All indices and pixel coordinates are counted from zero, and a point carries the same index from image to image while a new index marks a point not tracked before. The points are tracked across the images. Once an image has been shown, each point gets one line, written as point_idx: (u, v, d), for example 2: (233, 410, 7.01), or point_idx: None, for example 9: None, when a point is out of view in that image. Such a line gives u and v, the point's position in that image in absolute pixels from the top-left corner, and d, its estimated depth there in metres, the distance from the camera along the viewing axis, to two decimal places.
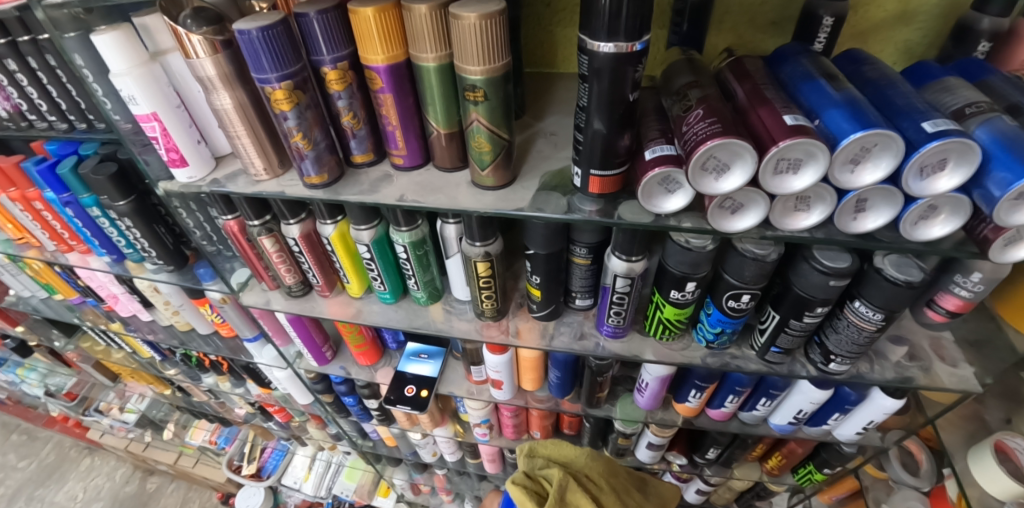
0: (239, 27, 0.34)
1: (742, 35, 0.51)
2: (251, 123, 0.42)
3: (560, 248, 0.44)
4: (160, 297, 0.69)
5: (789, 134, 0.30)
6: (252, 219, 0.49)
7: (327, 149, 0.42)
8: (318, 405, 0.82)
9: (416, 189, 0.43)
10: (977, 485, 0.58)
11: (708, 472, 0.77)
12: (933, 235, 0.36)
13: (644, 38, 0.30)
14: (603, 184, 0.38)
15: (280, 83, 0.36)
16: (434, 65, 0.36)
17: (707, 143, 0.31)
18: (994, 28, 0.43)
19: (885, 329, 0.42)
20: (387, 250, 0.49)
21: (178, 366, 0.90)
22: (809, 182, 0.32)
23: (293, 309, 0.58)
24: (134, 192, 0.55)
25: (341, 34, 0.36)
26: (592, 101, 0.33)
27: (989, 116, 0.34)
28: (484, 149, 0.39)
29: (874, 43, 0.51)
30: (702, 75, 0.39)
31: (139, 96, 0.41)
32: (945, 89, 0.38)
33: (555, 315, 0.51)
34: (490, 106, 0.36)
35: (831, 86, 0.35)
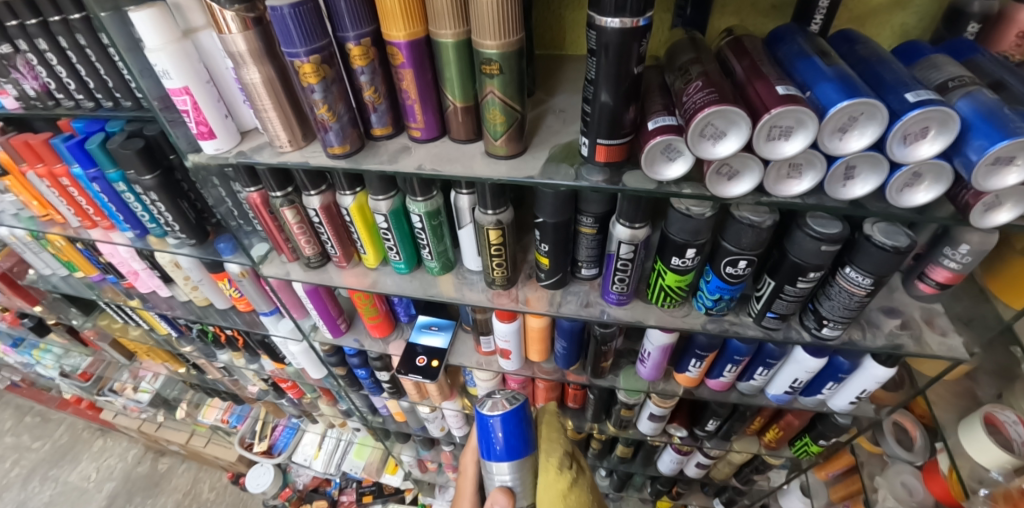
0: (272, 3, 0.36)
1: (745, 18, 0.54)
2: (278, 97, 0.44)
3: (569, 217, 0.46)
4: (180, 272, 0.72)
5: (781, 102, 0.33)
6: (275, 190, 0.51)
7: (350, 122, 0.45)
8: (330, 379, 0.85)
9: (433, 159, 0.45)
10: (968, 457, 0.61)
11: (708, 445, 0.80)
12: (917, 201, 0.39)
13: (648, 16, 0.33)
14: (608, 153, 0.40)
15: (308, 57, 0.39)
16: (452, 41, 0.39)
17: (705, 110, 0.34)
18: (983, 11, 0.46)
19: (874, 294, 0.45)
20: (403, 221, 0.52)
21: (194, 343, 0.93)
22: (800, 147, 0.35)
23: (311, 280, 0.60)
24: (160, 167, 0.57)
25: (364, 12, 0.39)
26: (599, 74, 0.36)
27: (971, 89, 0.37)
28: (497, 121, 0.41)
29: (871, 26, 0.54)
30: (704, 52, 0.42)
31: (172, 70, 0.43)
32: (933, 66, 0.41)
33: (562, 284, 0.54)
34: (505, 80, 0.39)
35: (823, 63, 0.38)
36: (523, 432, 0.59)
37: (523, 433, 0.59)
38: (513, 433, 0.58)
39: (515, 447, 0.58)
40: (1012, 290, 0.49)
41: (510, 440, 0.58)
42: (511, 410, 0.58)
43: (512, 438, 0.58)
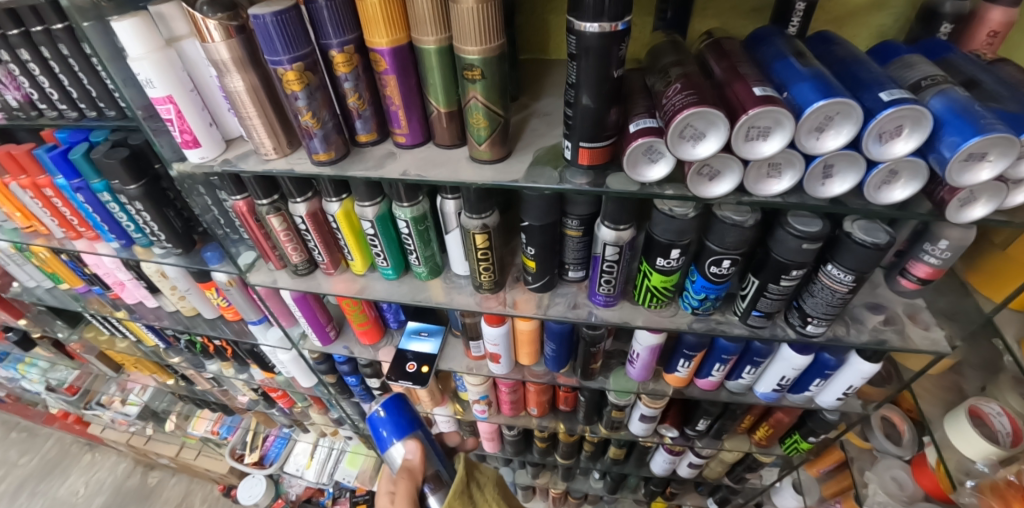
0: (254, 12, 0.37)
1: (726, 21, 0.55)
2: (262, 105, 0.45)
3: (555, 219, 0.47)
4: (167, 282, 0.71)
5: (758, 103, 0.34)
6: (261, 198, 0.51)
7: (334, 128, 0.45)
8: (320, 387, 0.84)
9: (418, 164, 0.45)
10: (954, 449, 0.62)
11: (699, 444, 0.80)
12: (894, 198, 0.40)
13: (626, 20, 0.34)
14: (592, 155, 0.41)
15: (291, 64, 0.39)
16: (434, 47, 0.39)
17: (684, 112, 0.34)
18: (955, 11, 0.47)
19: (856, 291, 0.46)
20: (389, 227, 0.52)
21: (182, 354, 0.92)
22: (778, 146, 0.35)
23: (298, 287, 0.60)
24: (145, 176, 0.57)
25: (347, 19, 0.39)
26: (581, 77, 0.37)
27: (943, 87, 0.38)
28: (481, 125, 0.41)
29: (849, 27, 0.55)
30: (685, 55, 0.42)
31: (155, 79, 0.43)
32: (907, 65, 0.42)
33: (549, 287, 0.54)
34: (487, 85, 0.39)
35: (800, 63, 0.39)
36: (405, 413, 0.67)
37: (407, 408, 0.68)
38: (394, 420, 0.66)
39: (400, 425, 0.66)
40: (993, 284, 0.51)
41: (391, 426, 0.65)
42: (391, 397, 0.67)
43: (395, 421, 0.66)
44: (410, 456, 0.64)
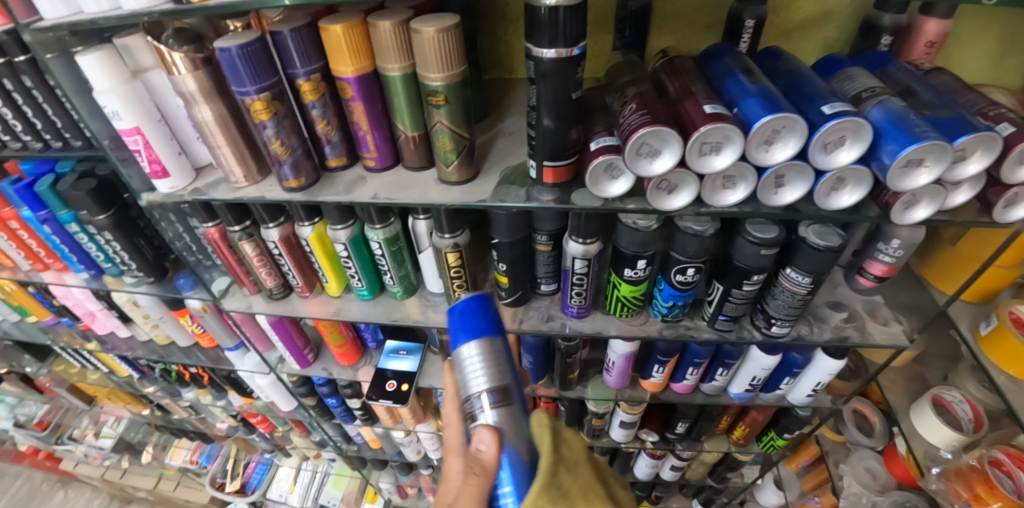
0: (220, 45, 0.37)
1: (682, 38, 0.57)
2: (231, 134, 0.45)
3: (524, 235, 0.48)
4: (139, 311, 0.70)
5: (709, 120, 0.36)
6: (233, 224, 0.52)
7: (304, 155, 0.46)
8: (300, 410, 0.83)
9: (388, 188, 0.46)
10: (921, 438, 0.65)
11: (679, 447, 0.81)
12: (843, 203, 0.43)
13: (581, 45, 0.36)
14: (556, 174, 0.42)
15: (259, 94, 0.40)
16: (399, 74, 0.40)
17: (639, 131, 0.36)
18: (893, 24, 0.51)
19: (815, 292, 0.48)
20: (363, 248, 0.53)
21: (157, 383, 0.90)
22: (729, 160, 0.37)
23: (274, 311, 0.60)
24: (114, 205, 0.56)
25: (313, 49, 0.40)
26: (541, 100, 0.38)
27: (881, 98, 0.41)
28: (447, 148, 0.43)
29: (798, 40, 0.59)
30: (640, 74, 0.45)
31: (122, 112, 0.44)
32: (848, 78, 0.45)
33: (523, 301, 0.55)
34: (451, 109, 0.40)
35: (748, 80, 0.41)
36: (487, 312, 0.43)
37: (490, 319, 0.43)
38: (467, 330, 0.42)
39: (475, 329, 0.42)
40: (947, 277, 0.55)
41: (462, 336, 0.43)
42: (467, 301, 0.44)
43: (472, 324, 0.42)
44: (483, 449, 0.38)
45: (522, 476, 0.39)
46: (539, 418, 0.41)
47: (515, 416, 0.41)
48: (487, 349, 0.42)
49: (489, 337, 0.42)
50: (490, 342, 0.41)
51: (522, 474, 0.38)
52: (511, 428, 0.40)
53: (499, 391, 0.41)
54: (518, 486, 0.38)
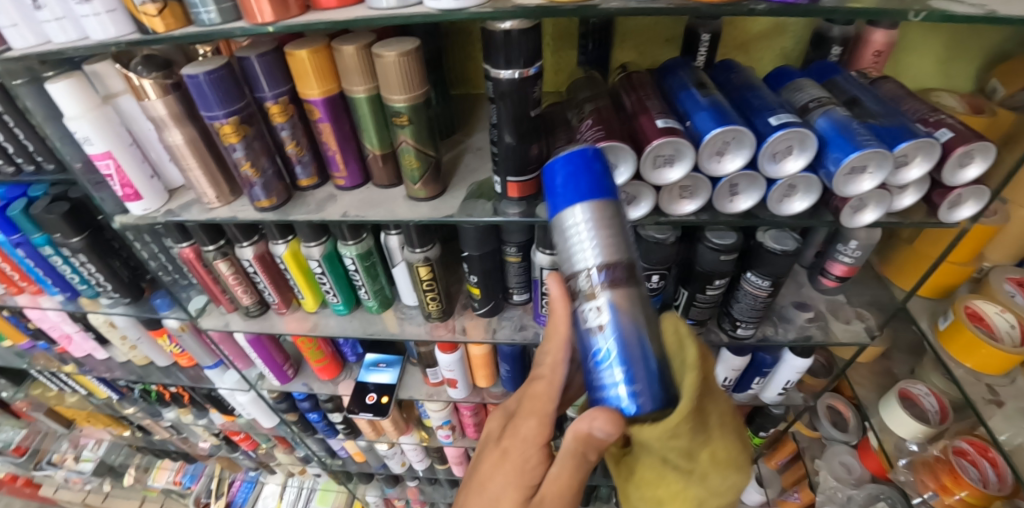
0: (188, 72, 0.39)
1: (644, 52, 0.59)
2: (202, 157, 0.46)
3: (493, 247, 0.49)
4: (116, 332, 0.70)
5: (660, 134, 0.37)
6: (207, 244, 0.52)
7: (274, 176, 0.47)
8: (283, 426, 0.83)
9: (358, 205, 0.47)
10: (890, 431, 0.67)
11: None
12: (796, 209, 0.45)
13: (537, 64, 0.37)
14: (520, 188, 0.44)
15: (228, 118, 0.41)
16: (365, 96, 0.42)
17: (594, 146, 0.37)
18: (843, 34, 0.53)
19: (776, 293, 0.50)
20: (337, 264, 0.53)
21: (137, 404, 0.89)
22: (682, 172, 0.39)
23: (252, 328, 0.61)
24: (88, 228, 0.57)
25: (280, 73, 0.41)
26: (501, 118, 0.40)
27: (827, 108, 0.43)
28: (413, 167, 0.44)
29: (755, 51, 0.61)
30: (599, 90, 0.46)
31: (93, 137, 0.44)
32: (798, 88, 0.47)
33: (496, 311, 0.56)
34: (416, 129, 0.42)
35: (701, 93, 0.43)
36: (599, 173, 0.32)
37: (602, 179, 0.31)
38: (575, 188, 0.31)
39: (591, 186, 0.31)
40: (906, 273, 0.57)
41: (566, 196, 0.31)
42: (576, 152, 0.32)
43: (583, 182, 0.31)
44: (598, 434, 0.30)
45: (646, 387, 0.30)
46: (674, 323, 0.32)
47: (636, 300, 0.31)
48: (598, 215, 0.30)
49: (601, 200, 0.31)
50: (605, 209, 0.30)
51: (651, 385, 0.30)
52: (632, 315, 0.30)
53: (617, 267, 0.30)
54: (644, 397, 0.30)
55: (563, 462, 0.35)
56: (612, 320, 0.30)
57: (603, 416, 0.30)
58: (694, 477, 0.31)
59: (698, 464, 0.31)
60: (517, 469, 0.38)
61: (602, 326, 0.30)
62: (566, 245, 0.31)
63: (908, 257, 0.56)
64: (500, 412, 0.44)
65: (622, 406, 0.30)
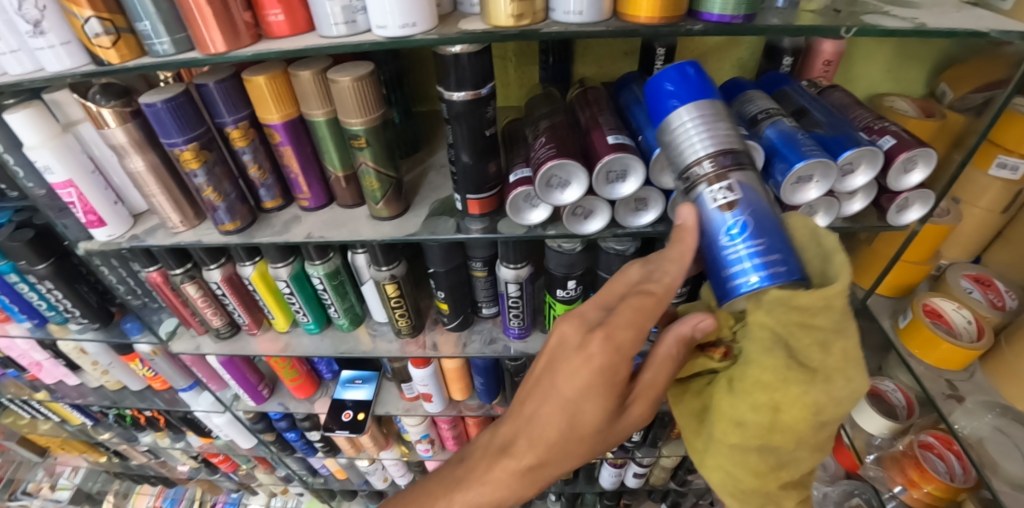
0: (145, 100, 0.39)
1: (604, 65, 0.61)
2: (165, 182, 0.46)
3: (458, 263, 0.50)
4: (86, 358, 0.69)
5: (611, 150, 0.38)
6: (174, 267, 0.52)
7: (238, 199, 0.47)
8: (262, 447, 0.82)
9: (322, 226, 0.48)
10: (858, 429, 0.69)
11: (639, 454, 0.84)
12: None
13: (489, 85, 0.38)
14: (481, 205, 0.44)
15: (187, 145, 0.42)
16: (324, 119, 0.42)
17: (546, 163, 0.38)
18: (793, 46, 0.55)
19: None
20: (305, 284, 0.54)
21: (112, 429, 0.87)
22: (634, 187, 0.40)
23: (223, 350, 0.61)
24: (54, 254, 0.57)
25: (238, 98, 0.42)
26: (457, 138, 0.40)
27: (775, 119, 0.44)
28: (374, 187, 0.45)
29: (713, 62, 0.63)
30: (555, 107, 0.47)
31: (54, 165, 0.44)
32: (748, 100, 0.48)
33: (466, 325, 0.57)
34: (375, 150, 0.42)
35: (652, 108, 0.44)
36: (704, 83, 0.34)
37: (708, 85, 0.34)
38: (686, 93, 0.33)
39: (697, 89, 0.33)
40: (864, 271, 0.60)
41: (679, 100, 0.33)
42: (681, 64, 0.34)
43: (691, 88, 0.33)
44: (697, 334, 0.35)
45: (779, 259, 0.31)
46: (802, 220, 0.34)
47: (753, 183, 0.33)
48: (704, 112, 0.33)
49: (706, 100, 0.33)
50: (710, 106, 0.32)
51: (782, 257, 0.31)
52: (755, 195, 0.32)
53: (728, 155, 0.32)
54: (775, 270, 0.31)
55: (665, 344, 0.36)
56: (740, 199, 0.32)
57: (709, 319, 0.35)
58: (818, 380, 0.32)
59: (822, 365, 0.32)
60: (607, 363, 0.36)
61: (726, 210, 0.32)
62: (676, 145, 0.33)
63: (868, 256, 0.59)
64: (574, 316, 0.38)
65: (746, 282, 0.31)
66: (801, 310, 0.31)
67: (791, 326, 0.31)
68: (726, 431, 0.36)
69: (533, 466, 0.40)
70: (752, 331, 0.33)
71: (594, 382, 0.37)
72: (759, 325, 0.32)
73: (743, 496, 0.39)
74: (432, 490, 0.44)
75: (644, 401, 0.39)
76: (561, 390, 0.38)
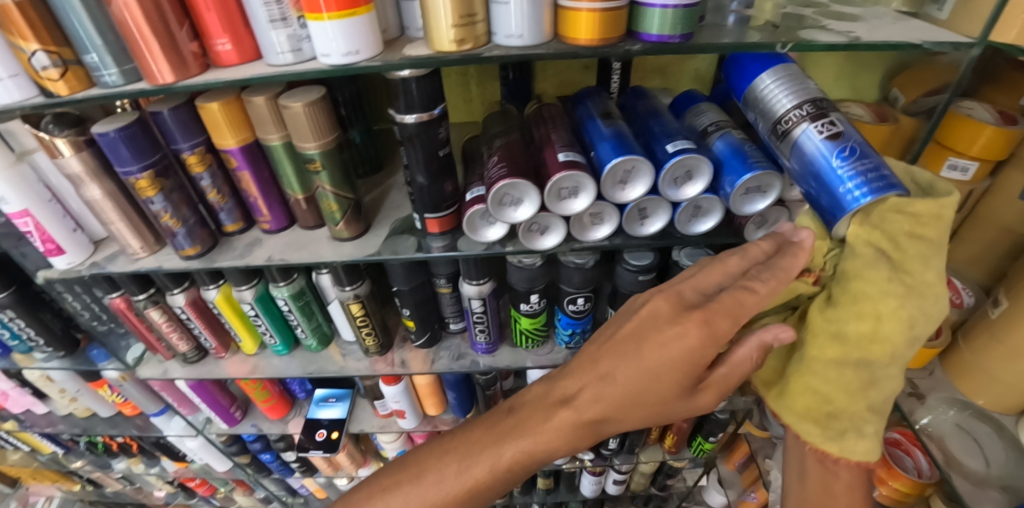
0: (98, 130, 0.39)
1: (565, 79, 0.62)
2: (123, 209, 0.46)
3: (422, 280, 0.50)
4: (53, 386, 0.68)
5: (562, 168, 0.39)
6: (137, 293, 0.52)
7: (197, 223, 0.47)
8: (238, 469, 0.81)
9: (283, 248, 0.48)
10: None
11: (617, 462, 0.84)
12: (703, 229, 0.47)
13: (440, 107, 0.39)
14: (440, 224, 0.45)
15: (142, 173, 0.42)
16: (280, 143, 0.43)
17: (498, 183, 0.39)
18: None
19: None
20: (271, 305, 0.54)
21: (84, 457, 0.86)
22: (586, 203, 0.41)
23: (192, 375, 0.61)
24: (15, 282, 0.55)
25: (193, 125, 0.42)
26: (411, 160, 0.41)
27: (724, 131, 0.45)
28: (333, 209, 0.45)
29: (672, 73, 0.64)
30: (511, 125, 0.48)
31: (9, 195, 0.44)
32: (699, 112, 0.49)
33: (434, 341, 0.57)
34: (331, 173, 0.43)
35: (604, 123, 0.44)
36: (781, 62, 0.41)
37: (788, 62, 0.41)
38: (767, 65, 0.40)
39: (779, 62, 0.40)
40: None
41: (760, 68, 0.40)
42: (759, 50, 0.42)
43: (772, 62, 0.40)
44: (778, 340, 0.36)
45: (882, 175, 0.34)
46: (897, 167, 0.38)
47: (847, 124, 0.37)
48: (786, 74, 0.39)
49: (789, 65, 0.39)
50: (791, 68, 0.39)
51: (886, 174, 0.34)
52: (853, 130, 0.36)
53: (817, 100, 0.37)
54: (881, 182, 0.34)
55: (747, 348, 0.36)
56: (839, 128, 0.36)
57: (791, 332, 0.35)
58: (914, 294, 0.34)
59: (917, 280, 0.35)
60: (700, 345, 0.36)
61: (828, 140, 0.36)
62: (768, 99, 0.39)
63: None
64: (669, 294, 0.39)
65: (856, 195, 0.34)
66: (910, 217, 0.34)
67: (901, 234, 0.34)
68: (824, 349, 0.37)
69: (594, 421, 0.40)
70: (855, 250, 0.35)
71: (680, 362, 0.36)
72: (862, 243, 0.34)
73: (827, 419, 0.38)
74: (479, 437, 0.45)
75: (718, 392, 0.38)
76: (643, 358, 0.38)
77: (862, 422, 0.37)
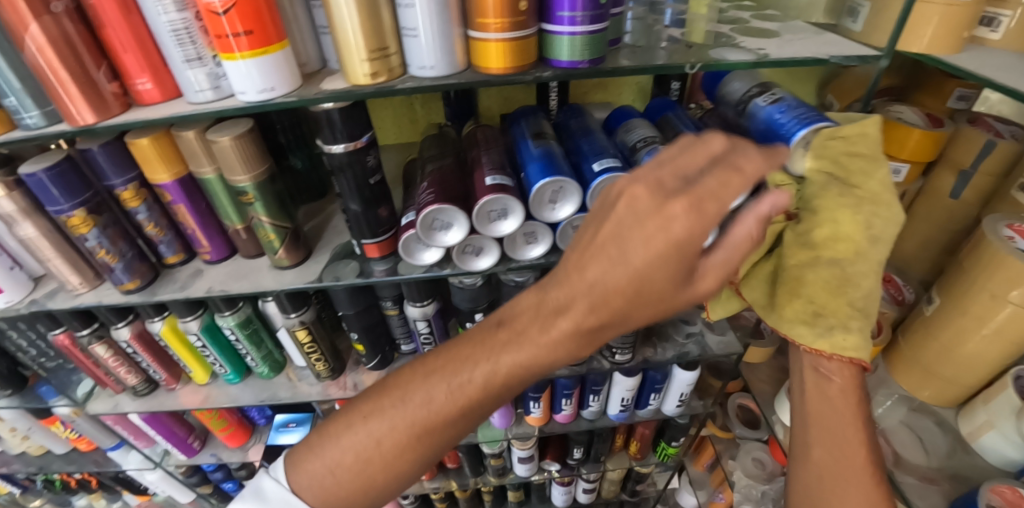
0: (25, 171, 0.39)
1: (508, 98, 0.63)
2: (60, 246, 0.45)
3: (367, 304, 0.51)
4: (3, 426, 0.66)
5: (489, 192, 0.40)
6: (80, 329, 0.51)
7: (136, 257, 0.47)
8: (203, 499, 0.80)
9: (224, 279, 0.49)
10: None
11: (583, 471, 0.85)
12: None
13: (368, 135, 0.40)
14: (379, 248, 0.46)
15: (74, 211, 0.42)
16: (214, 175, 0.43)
17: (426, 208, 0.40)
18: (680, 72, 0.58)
19: None
20: (218, 335, 0.54)
21: (43, 495, 0.84)
22: (515, 225, 0.42)
23: (144, 407, 0.60)
24: None
25: (124, 160, 0.42)
26: (343, 189, 0.41)
27: (651, 148, 0.46)
28: (271, 238, 0.46)
29: (612, 88, 0.66)
30: (446, 148, 0.49)
31: None
32: (630, 129, 0.51)
33: (386, 363, 0.58)
34: (266, 204, 0.44)
35: (535, 142, 0.45)
36: None
37: None
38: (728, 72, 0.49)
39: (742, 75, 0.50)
40: None
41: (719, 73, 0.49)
42: None
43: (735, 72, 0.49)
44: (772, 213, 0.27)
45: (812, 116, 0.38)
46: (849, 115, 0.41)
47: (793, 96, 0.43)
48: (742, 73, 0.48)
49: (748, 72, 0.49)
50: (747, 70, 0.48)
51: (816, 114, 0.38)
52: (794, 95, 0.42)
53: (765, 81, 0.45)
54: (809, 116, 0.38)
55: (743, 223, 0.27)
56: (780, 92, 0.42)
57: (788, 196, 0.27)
58: (866, 201, 0.37)
59: (865, 190, 0.37)
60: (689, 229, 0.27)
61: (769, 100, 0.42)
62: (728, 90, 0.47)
63: None
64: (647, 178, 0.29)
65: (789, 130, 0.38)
66: (844, 140, 0.36)
67: (840, 155, 0.36)
68: (794, 255, 0.39)
69: (595, 330, 0.32)
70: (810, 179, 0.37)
71: (672, 253, 0.28)
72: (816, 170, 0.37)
73: (816, 317, 0.39)
74: (471, 354, 0.36)
75: (724, 278, 0.29)
76: (633, 257, 0.29)
77: (847, 317, 0.38)
